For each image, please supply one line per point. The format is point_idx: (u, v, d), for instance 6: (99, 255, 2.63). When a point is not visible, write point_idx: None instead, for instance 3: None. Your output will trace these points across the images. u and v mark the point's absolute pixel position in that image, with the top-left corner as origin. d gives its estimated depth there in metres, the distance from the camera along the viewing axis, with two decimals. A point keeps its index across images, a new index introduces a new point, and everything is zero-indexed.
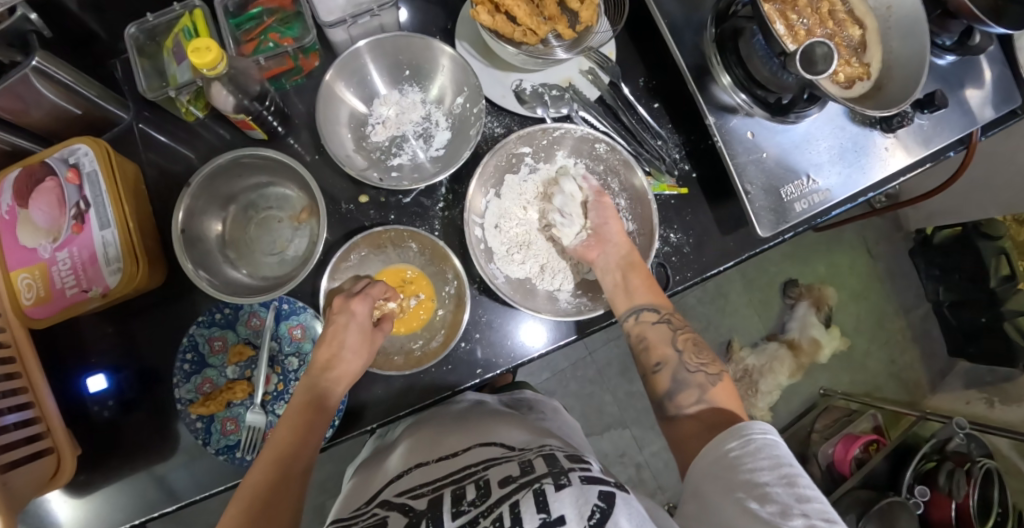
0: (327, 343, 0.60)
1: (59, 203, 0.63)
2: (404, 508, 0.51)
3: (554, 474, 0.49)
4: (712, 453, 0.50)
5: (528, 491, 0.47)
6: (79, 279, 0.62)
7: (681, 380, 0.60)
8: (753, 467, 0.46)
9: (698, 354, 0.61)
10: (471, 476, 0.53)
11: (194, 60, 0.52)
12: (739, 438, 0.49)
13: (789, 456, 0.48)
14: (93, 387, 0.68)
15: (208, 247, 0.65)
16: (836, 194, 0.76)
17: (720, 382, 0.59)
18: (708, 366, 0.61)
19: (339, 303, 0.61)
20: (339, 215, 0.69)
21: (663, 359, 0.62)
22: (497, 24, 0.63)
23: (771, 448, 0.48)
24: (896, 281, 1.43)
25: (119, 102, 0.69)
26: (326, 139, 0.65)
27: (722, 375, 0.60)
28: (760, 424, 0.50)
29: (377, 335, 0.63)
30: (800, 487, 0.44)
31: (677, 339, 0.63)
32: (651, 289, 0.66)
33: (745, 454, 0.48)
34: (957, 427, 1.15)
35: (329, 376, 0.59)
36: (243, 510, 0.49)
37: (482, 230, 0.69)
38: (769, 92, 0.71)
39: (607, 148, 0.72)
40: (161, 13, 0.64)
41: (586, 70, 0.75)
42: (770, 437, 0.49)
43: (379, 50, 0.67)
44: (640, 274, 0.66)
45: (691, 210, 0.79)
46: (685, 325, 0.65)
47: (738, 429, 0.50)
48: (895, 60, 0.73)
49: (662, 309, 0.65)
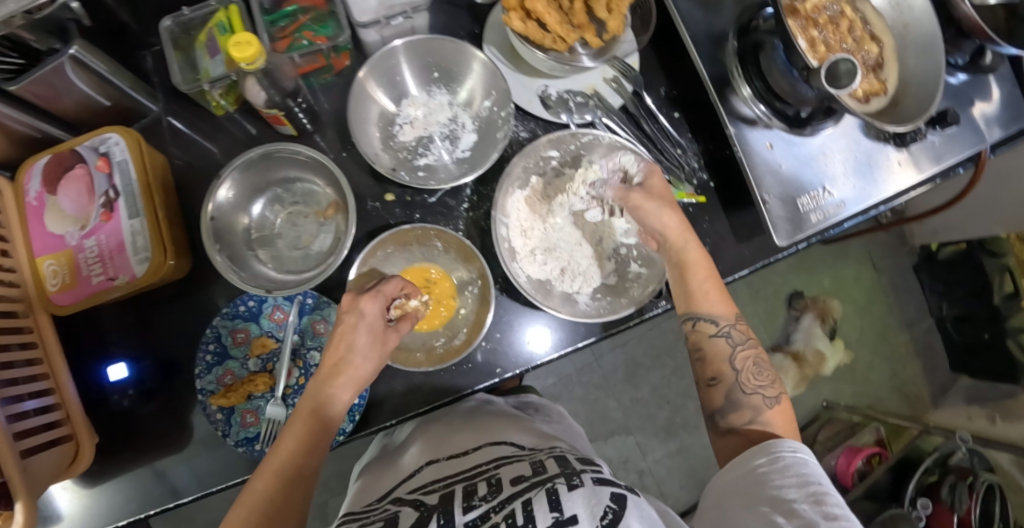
0: (335, 346, 0.58)
1: (89, 192, 0.63)
2: (416, 503, 0.52)
3: (567, 475, 0.50)
4: (740, 468, 0.52)
5: (541, 489, 0.47)
6: (105, 268, 0.63)
7: (735, 400, 0.59)
8: (780, 483, 0.48)
9: (757, 376, 0.60)
10: (483, 473, 0.54)
11: (234, 54, 0.53)
12: (768, 455, 0.51)
13: (821, 477, 0.49)
14: (114, 375, 0.68)
15: (235, 241, 0.65)
16: (850, 207, 0.77)
17: (776, 405, 0.59)
18: (766, 388, 0.60)
19: (350, 302, 0.59)
20: (365, 212, 0.69)
21: (719, 375, 0.61)
22: (528, 30, 0.65)
23: (799, 466, 0.49)
24: (899, 296, 1.44)
25: (149, 94, 0.70)
26: (356, 137, 0.65)
27: (779, 399, 0.60)
28: (791, 444, 0.52)
29: (392, 334, 0.61)
30: (828, 505, 0.45)
31: (736, 357, 0.61)
32: (709, 295, 0.63)
33: (773, 471, 0.50)
34: (961, 441, 1.17)
35: (337, 382, 0.57)
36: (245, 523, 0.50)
37: (507, 229, 0.70)
38: (787, 105, 0.73)
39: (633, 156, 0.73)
40: (198, 7, 0.65)
41: (610, 78, 0.75)
42: (800, 457, 0.50)
43: (413, 51, 0.68)
44: (705, 278, 0.63)
45: (707, 218, 0.80)
46: (747, 341, 0.62)
47: (767, 447, 0.52)
48: (910, 77, 0.75)
49: (722, 321, 0.62)
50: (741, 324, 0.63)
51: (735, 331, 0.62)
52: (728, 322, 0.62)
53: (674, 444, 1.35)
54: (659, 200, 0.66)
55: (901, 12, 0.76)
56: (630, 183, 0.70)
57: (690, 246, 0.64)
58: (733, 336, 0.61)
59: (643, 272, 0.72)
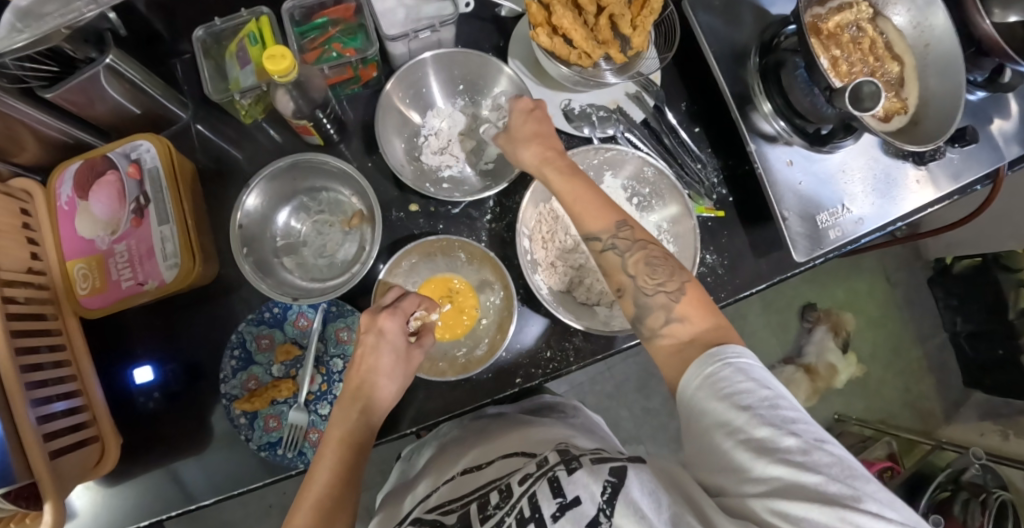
0: (358, 368, 0.58)
1: (119, 196, 0.65)
2: (435, 522, 0.52)
3: (567, 460, 0.50)
4: (686, 383, 0.46)
5: (544, 479, 0.48)
6: (135, 272, 0.64)
7: (643, 305, 0.53)
8: (733, 393, 0.43)
9: (653, 274, 0.53)
10: (495, 484, 0.54)
11: (268, 67, 0.54)
12: (715, 363, 0.45)
13: (767, 374, 0.45)
14: (139, 378, 0.69)
15: (264, 249, 0.67)
16: (869, 224, 0.77)
17: (683, 297, 0.51)
18: (668, 284, 0.53)
19: (368, 321, 0.58)
20: (389, 222, 0.70)
21: (620, 287, 0.55)
22: (555, 47, 0.65)
23: (748, 370, 0.44)
24: (913, 310, 1.43)
25: (179, 102, 0.71)
26: (383, 148, 0.66)
27: (683, 289, 0.52)
28: (733, 345, 0.46)
29: (414, 353, 0.61)
30: (784, 409, 0.42)
31: (628, 264, 0.54)
32: (593, 213, 0.57)
33: (722, 382, 0.44)
34: (974, 458, 1.17)
35: (363, 406, 0.57)
36: None
37: (529, 242, 0.70)
38: (807, 122, 0.73)
39: (655, 171, 0.74)
40: (230, 18, 0.66)
41: (632, 94, 0.76)
42: (745, 360, 0.45)
43: (440, 64, 0.69)
44: (577, 204, 0.57)
45: (726, 233, 0.81)
46: (635, 243, 0.55)
47: (712, 354, 0.46)
48: (931, 96, 0.76)
49: (605, 235, 0.55)
50: (628, 225, 0.56)
51: (620, 239, 0.55)
52: (609, 235, 0.55)
53: (684, 453, 1.35)
54: (520, 136, 0.61)
55: (922, 31, 0.76)
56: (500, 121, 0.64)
57: (554, 176, 0.58)
58: (618, 247, 0.55)
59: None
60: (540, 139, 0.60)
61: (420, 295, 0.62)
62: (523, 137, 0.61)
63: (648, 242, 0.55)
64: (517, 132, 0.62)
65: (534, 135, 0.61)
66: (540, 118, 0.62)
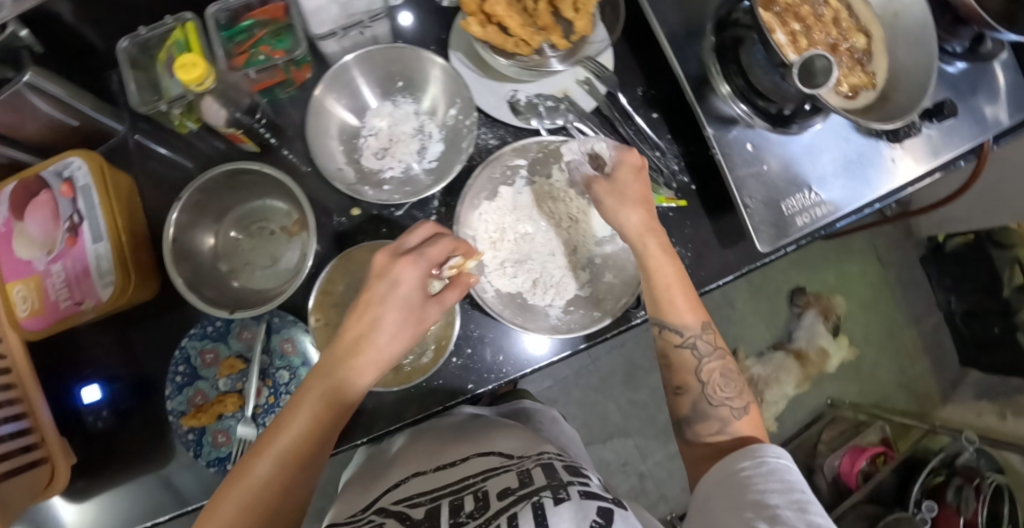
0: (358, 317, 0.53)
1: (54, 216, 0.63)
2: (401, 516, 0.51)
3: (554, 486, 0.48)
4: (723, 471, 0.51)
5: (527, 503, 0.45)
6: (72, 292, 0.63)
7: (701, 410, 0.58)
8: (764, 488, 0.46)
9: (724, 388, 0.59)
10: (469, 486, 0.53)
11: (182, 76, 0.53)
12: (752, 458, 0.50)
13: (802, 483, 0.48)
14: (87, 397, 0.68)
15: (201, 262, 0.65)
16: (840, 208, 0.74)
17: (744, 416, 0.58)
18: (733, 399, 0.59)
19: (382, 268, 0.53)
20: (331, 228, 0.69)
21: (684, 386, 0.60)
22: (488, 36, 0.62)
23: (783, 472, 0.48)
24: (906, 290, 1.39)
25: (115, 114, 0.69)
26: (315, 154, 0.64)
27: (746, 409, 0.58)
28: (774, 449, 0.51)
29: (429, 308, 0.55)
30: (811, 514, 0.44)
31: (702, 369, 0.59)
32: (681, 307, 0.59)
33: (756, 475, 0.48)
34: (966, 442, 1.14)
35: (354, 362, 0.52)
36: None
37: (474, 243, 0.68)
38: (770, 103, 0.69)
39: None
40: (154, 26, 0.64)
41: (582, 80, 0.73)
42: (783, 463, 0.49)
43: (367, 62, 0.67)
44: (668, 290, 0.59)
45: (690, 223, 0.77)
46: (714, 353, 0.60)
47: (752, 451, 0.50)
48: (899, 69, 0.71)
49: (687, 332, 0.59)
50: (710, 330, 0.60)
51: (702, 341, 0.60)
52: (693, 334, 0.59)
53: (674, 445, 1.33)
54: (625, 197, 0.62)
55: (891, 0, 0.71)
56: (602, 170, 0.65)
57: (665, 267, 0.60)
58: (698, 349, 0.59)
59: (616, 282, 0.71)
60: (645, 205, 0.62)
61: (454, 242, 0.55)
62: (626, 198, 0.62)
63: (725, 353, 0.60)
64: (612, 190, 0.63)
65: (641, 200, 0.62)
66: (646, 179, 0.63)
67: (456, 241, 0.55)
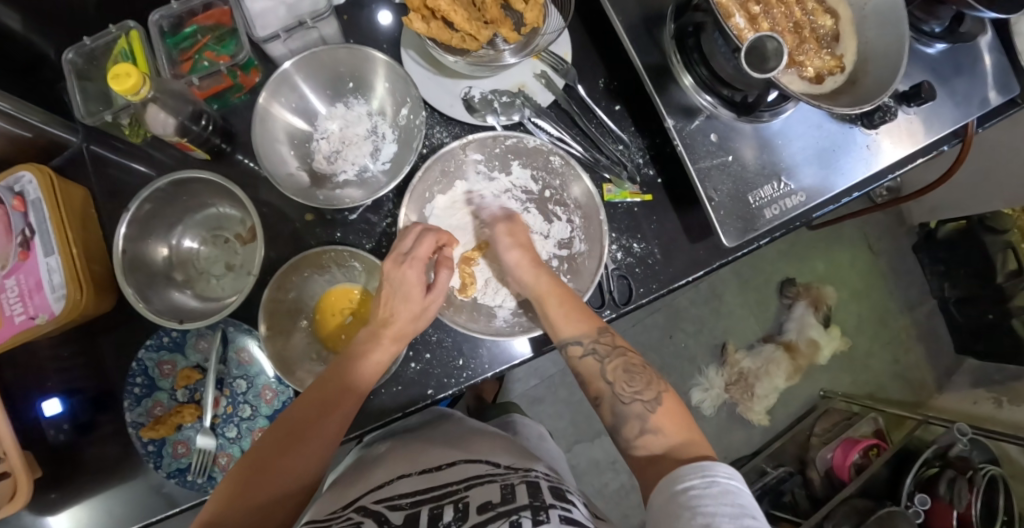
0: (382, 303, 0.59)
1: (6, 230, 0.62)
2: (380, 518, 0.47)
3: (534, 506, 0.44)
4: (668, 491, 0.44)
5: (505, 521, 0.42)
6: (27, 306, 0.62)
7: (619, 413, 0.54)
8: (711, 510, 0.40)
9: (630, 382, 0.55)
10: (451, 495, 0.49)
11: (115, 87, 0.52)
12: (701, 476, 0.43)
13: (754, 507, 0.42)
14: (49, 410, 0.68)
15: (154, 271, 0.66)
16: (813, 198, 0.70)
17: (659, 408, 0.53)
18: (644, 393, 0.54)
19: (390, 269, 0.59)
20: (287, 233, 0.68)
21: (599, 395, 0.57)
22: (432, 32, 0.60)
23: (733, 495, 0.42)
24: (899, 278, 1.36)
25: (67, 126, 0.68)
26: (264, 158, 0.63)
27: (659, 400, 0.53)
28: (725, 467, 0.44)
29: (432, 299, 0.60)
30: None
31: (606, 370, 0.57)
32: (569, 318, 0.60)
33: (705, 496, 0.42)
34: (959, 434, 1.10)
35: (383, 333, 0.57)
36: (239, 479, 0.48)
37: None
38: (734, 90, 0.65)
39: (561, 161, 0.69)
40: (98, 36, 0.63)
41: (540, 74, 0.71)
42: (735, 484, 0.43)
43: (308, 67, 0.65)
44: (555, 307, 0.61)
45: (656, 218, 0.75)
46: (614, 351, 0.58)
47: (702, 468, 0.44)
48: (871, 51, 0.65)
49: (585, 340, 0.59)
50: (606, 332, 0.59)
51: (599, 345, 0.58)
52: (591, 340, 0.58)
53: None
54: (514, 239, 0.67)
55: None
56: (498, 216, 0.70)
57: (541, 279, 0.63)
58: (597, 352, 0.57)
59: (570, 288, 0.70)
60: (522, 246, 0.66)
61: (433, 232, 0.62)
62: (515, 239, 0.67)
63: (628, 351, 0.58)
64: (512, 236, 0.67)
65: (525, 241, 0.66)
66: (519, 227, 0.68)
67: (435, 232, 0.62)
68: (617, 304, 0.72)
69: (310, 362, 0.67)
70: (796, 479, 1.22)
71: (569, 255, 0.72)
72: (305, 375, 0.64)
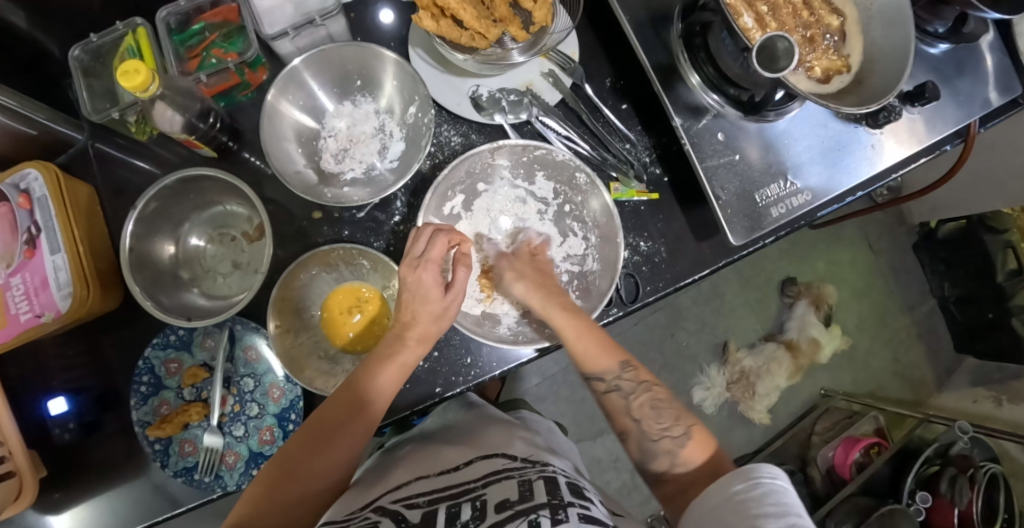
0: (405, 307, 0.61)
1: (12, 228, 0.62)
2: (398, 517, 0.47)
3: (552, 504, 0.44)
4: (716, 495, 0.46)
5: (523, 520, 0.42)
6: (32, 304, 0.62)
7: (647, 449, 0.56)
8: (757, 514, 0.42)
9: (658, 420, 0.57)
10: (470, 492, 0.49)
11: (125, 84, 0.51)
12: (745, 480, 0.45)
13: (799, 507, 0.43)
14: (54, 409, 0.67)
15: (161, 270, 0.65)
16: (819, 196, 0.70)
17: (688, 442, 0.55)
18: (673, 428, 0.56)
19: (405, 275, 0.60)
20: (294, 231, 0.68)
21: (625, 430, 0.59)
22: (441, 29, 0.60)
23: (778, 495, 0.43)
24: (899, 277, 1.37)
25: (73, 123, 0.68)
26: (272, 156, 0.63)
27: (690, 434, 0.55)
28: (770, 468, 0.46)
29: (450, 302, 0.61)
30: None
31: (632, 407, 0.58)
32: (594, 355, 0.61)
33: (751, 500, 0.43)
34: (960, 431, 1.11)
35: (408, 337, 0.60)
36: (271, 477, 0.52)
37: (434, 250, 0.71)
38: (741, 90, 0.65)
39: (586, 178, 0.69)
40: (105, 32, 0.63)
41: (547, 72, 0.72)
42: (779, 484, 0.44)
43: (316, 65, 0.65)
44: (579, 344, 0.61)
45: (662, 217, 0.75)
46: (639, 386, 0.59)
47: (745, 471, 0.46)
48: (878, 50, 0.64)
49: (609, 376, 0.60)
50: (632, 366, 0.60)
51: (625, 380, 0.60)
52: (614, 376, 0.60)
53: None
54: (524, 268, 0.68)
55: None
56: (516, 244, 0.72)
57: (552, 314, 0.62)
58: (623, 389, 0.59)
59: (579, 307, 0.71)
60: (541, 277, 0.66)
61: (445, 233, 0.61)
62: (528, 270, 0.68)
63: (652, 384, 0.59)
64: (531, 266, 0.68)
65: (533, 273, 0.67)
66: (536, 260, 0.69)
67: (448, 233, 0.62)
68: (624, 302, 0.73)
69: (319, 360, 0.67)
70: (798, 477, 1.22)
71: (580, 271, 0.73)
72: (313, 373, 0.65)
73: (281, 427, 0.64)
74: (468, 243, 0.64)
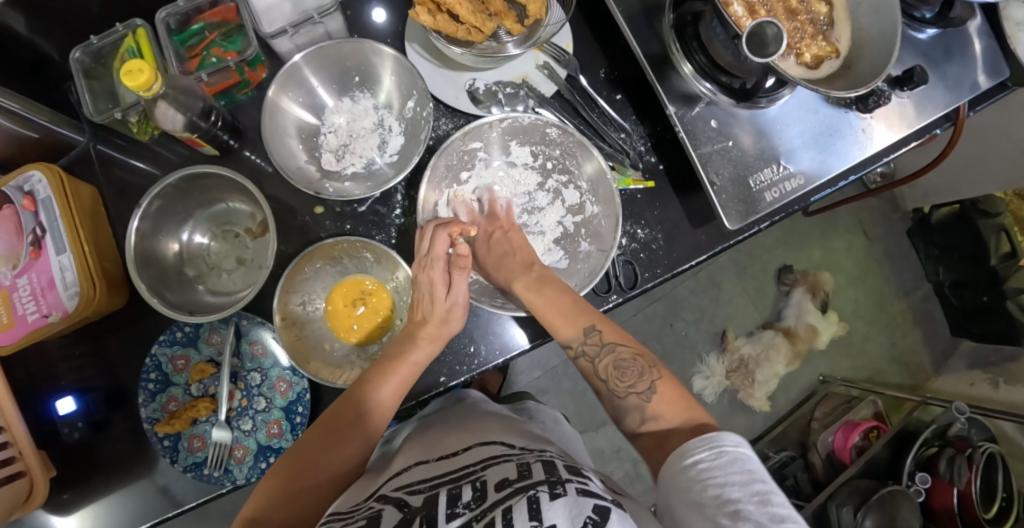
0: (420, 304, 0.63)
1: (17, 230, 0.62)
2: (400, 503, 0.47)
3: (550, 481, 0.45)
4: (677, 465, 0.47)
5: (523, 496, 0.43)
6: (39, 305, 0.63)
7: (619, 406, 0.58)
8: (723, 482, 0.43)
9: (622, 377, 0.58)
10: (469, 475, 0.49)
11: (128, 83, 0.52)
12: (709, 448, 0.46)
13: (761, 470, 0.44)
14: (63, 409, 0.68)
15: (166, 267, 0.66)
16: (812, 180, 0.71)
17: (654, 397, 0.56)
18: (638, 385, 0.57)
19: (420, 270, 0.62)
20: (296, 226, 0.69)
21: (600, 391, 0.60)
22: (439, 24, 0.61)
23: (742, 462, 0.44)
24: (894, 263, 1.39)
25: (73, 125, 0.68)
26: (273, 151, 0.64)
27: (654, 389, 0.56)
28: (731, 435, 0.46)
29: (462, 299, 0.62)
30: (774, 505, 0.41)
31: (599, 368, 0.59)
32: (563, 317, 0.61)
33: (716, 468, 0.44)
34: (958, 412, 1.10)
35: (420, 335, 0.61)
36: (285, 468, 0.54)
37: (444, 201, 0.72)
38: (733, 78, 0.67)
39: (558, 132, 0.70)
40: (106, 34, 0.64)
41: (542, 65, 0.73)
42: (741, 450, 0.45)
43: (317, 62, 0.66)
44: (549, 315, 0.62)
45: (659, 205, 0.76)
46: (604, 349, 0.60)
47: (708, 439, 0.46)
48: (865, 36, 0.66)
49: (574, 342, 0.61)
50: (597, 330, 0.61)
51: (590, 347, 0.60)
52: (578, 343, 0.61)
53: None
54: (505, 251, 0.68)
55: None
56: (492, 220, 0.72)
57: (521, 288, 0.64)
58: (588, 354, 0.60)
59: (592, 251, 0.71)
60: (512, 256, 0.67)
61: (446, 229, 0.62)
62: (501, 254, 0.68)
63: (619, 344, 0.60)
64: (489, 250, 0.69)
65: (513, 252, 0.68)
66: (506, 237, 0.69)
67: (448, 227, 0.63)
68: (623, 289, 0.74)
69: (324, 353, 0.68)
70: (798, 463, 1.24)
71: (584, 220, 0.74)
72: (319, 365, 0.66)
73: (288, 420, 0.65)
74: (469, 232, 0.65)
